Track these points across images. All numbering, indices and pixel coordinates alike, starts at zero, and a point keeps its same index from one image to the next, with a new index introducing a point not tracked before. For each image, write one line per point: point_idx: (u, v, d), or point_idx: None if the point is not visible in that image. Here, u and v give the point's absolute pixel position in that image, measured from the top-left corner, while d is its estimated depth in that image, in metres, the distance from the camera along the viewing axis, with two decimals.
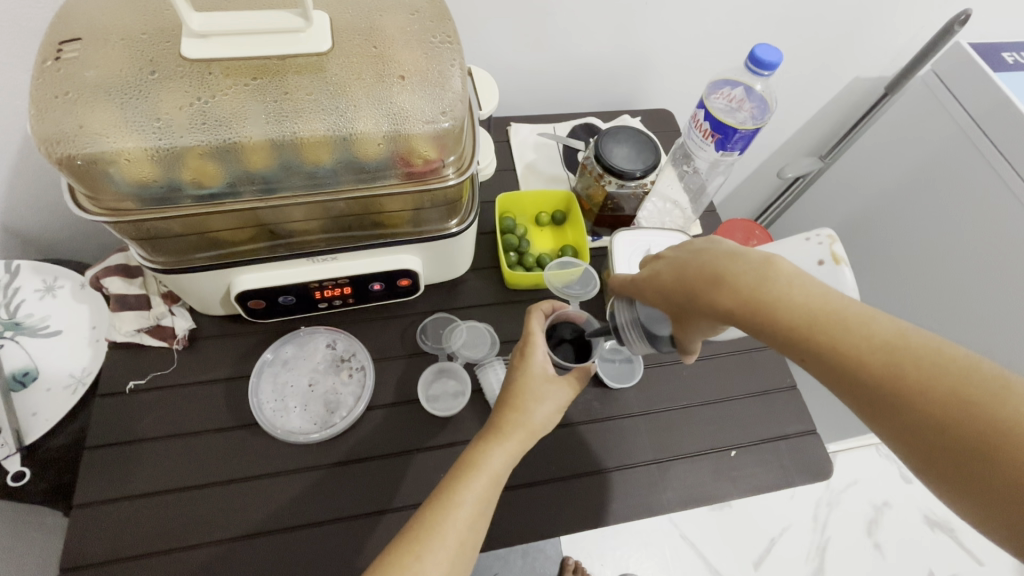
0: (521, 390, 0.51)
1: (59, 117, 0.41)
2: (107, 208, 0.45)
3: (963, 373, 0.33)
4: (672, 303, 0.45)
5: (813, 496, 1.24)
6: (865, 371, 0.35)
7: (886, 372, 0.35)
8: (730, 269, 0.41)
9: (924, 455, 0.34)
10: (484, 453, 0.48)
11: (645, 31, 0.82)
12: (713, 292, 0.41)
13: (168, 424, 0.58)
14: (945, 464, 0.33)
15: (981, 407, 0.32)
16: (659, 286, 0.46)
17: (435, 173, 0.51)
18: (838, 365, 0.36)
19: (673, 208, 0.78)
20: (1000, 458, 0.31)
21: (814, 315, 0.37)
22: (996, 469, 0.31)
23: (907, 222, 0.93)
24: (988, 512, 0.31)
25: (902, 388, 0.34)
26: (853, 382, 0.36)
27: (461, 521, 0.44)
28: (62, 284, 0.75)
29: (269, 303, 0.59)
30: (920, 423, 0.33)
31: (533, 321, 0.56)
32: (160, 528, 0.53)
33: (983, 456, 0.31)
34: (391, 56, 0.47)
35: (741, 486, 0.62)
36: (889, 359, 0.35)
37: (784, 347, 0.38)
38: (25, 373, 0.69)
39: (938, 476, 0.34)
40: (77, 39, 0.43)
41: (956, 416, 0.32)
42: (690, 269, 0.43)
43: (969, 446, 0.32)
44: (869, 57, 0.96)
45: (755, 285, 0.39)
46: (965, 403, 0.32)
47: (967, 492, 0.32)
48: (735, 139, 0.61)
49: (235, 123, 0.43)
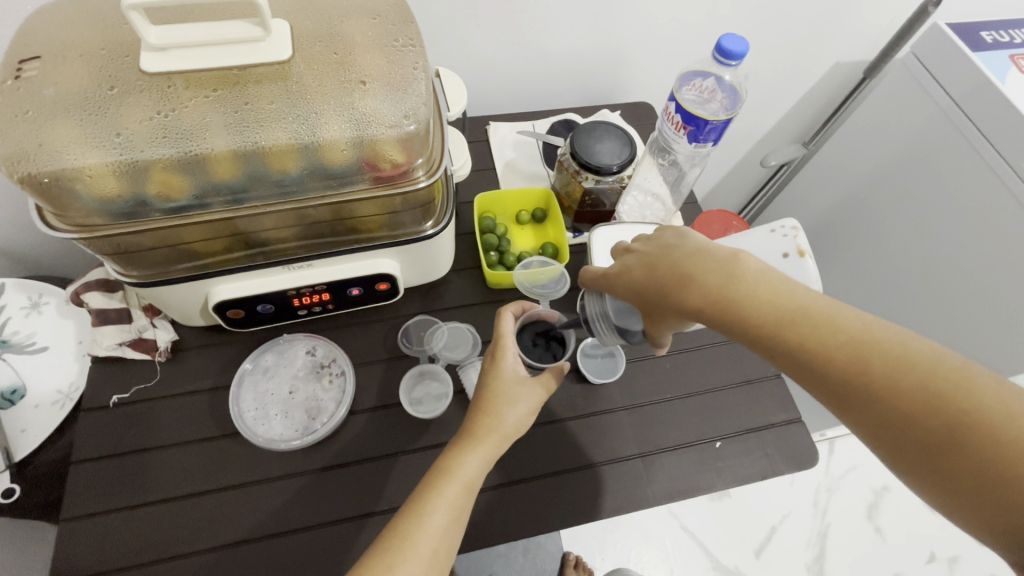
0: (492, 393, 0.52)
1: (19, 136, 0.41)
2: (75, 224, 0.45)
3: (929, 365, 0.33)
4: (643, 301, 0.45)
5: (812, 483, 1.24)
6: (833, 366, 0.35)
7: (853, 366, 0.35)
8: (698, 267, 0.41)
9: (893, 449, 0.34)
10: (458, 459, 0.48)
11: (619, 25, 0.81)
12: (681, 291, 0.41)
13: (152, 436, 0.59)
14: (913, 457, 0.33)
15: (946, 399, 0.32)
16: (630, 282, 0.46)
17: (405, 176, 0.51)
18: (807, 361, 0.36)
19: (654, 201, 0.78)
20: (967, 450, 0.31)
21: (781, 311, 0.37)
22: (963, 461, 0.31)
23: (891, 206, 0.93)
24: (957, 505, 0.32)
25: (870, 382, 0.34)
26: (822, 377, 0.36)
27: (435, 528, 0.44)
28: (47, 300, 0.75)
29: (248, 312, 0.59)
30: (887, 417, 0.34)
31: (502, 324, 0.57)
32: (146, 539, 0.53)
33: (950, 448, 0.31)
34: (353, 62, 0.47)
35: (726, 477, 0.62)
36: (856, 353, 0.35)
37: (754, 344, 0.39)
38: (12, 391, 0.70)
39: (908, 470, 0.34)
40: (36, 57, 0.43)
41: (921, 409, 0.33)
42: (660, 267, 0.43)
43: (936, 439, 0.32)
44: (849, 41, 0.95)
45: (722, 283, 0.39)
46: (932, 396, 0.32)
47: (937, 483, 0.32)
48: (707, 130, 0.61)
49: (198, 136, 0.43)
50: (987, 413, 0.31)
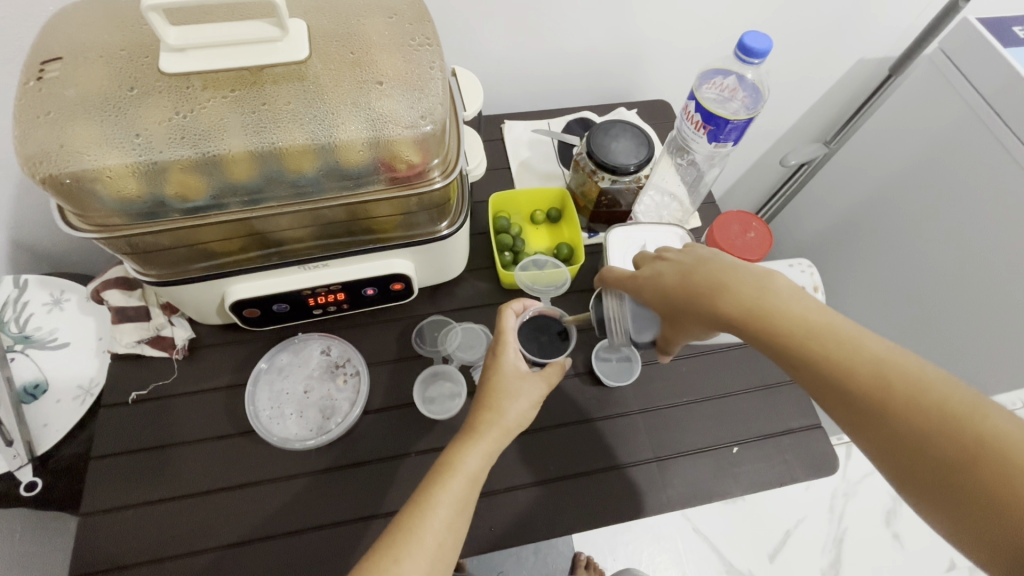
0: (496, 388, 0.52)
1: (41, 137, 0.41)
2: (95, 224, 0.46)
3: (944, 395, 0.32)
4: (670, 306, 0.45)
5: (829, 487, 1.21)
6: (854, 384, 0.34)
7: (874, 385, 0.34)
8: (733, 279, 0.41)
9: (903, 470, 0.33)
10: (460, 453, 0.48)
11: (636, 22, 0.80)
12: (716, 299, 0.40)
13: (171, 432, 0.59)
14: (926, 480, 0.32)
15: (964, 423, 0.31)
16: (660, 287, 0.46)
17: (420, 176, 0.50)
18: (830, 376, 0.35)
19: (671, 201, 0.77)
20: (980, 474, 0.30)
21: (810, 327, 0.37)
22: (978, 486, 0.30)
23: (910, 209, 0.90)
24: (965, 531, 0.30)
25: (889, 402, 0.33)
26: (843, 395, 0.35)
27: (440, 522, 0.44)
28: (69, 296, 0.77)
29: (264, 311, 0.60)
30: (905, 436, 0.33)
31: (505, 320, 0.56)
32: (165, 534, 0.54)
33: (967, 471, 0.30)
34: (370, 62, 0.47)
35: (743, 483, 0.61)
36: (878, 372, 0.34)
37: (779, 358, 0.38)
38: (35, 385, 0.71)
39: (921, 493, 0.33)
40: (58, 58, 0.44)
41: (936, 435, 0.32)
42: (696, 276, 0.43)
43: (946, 464, 0.31)
44: (872, 38, 0.93)
45: (757, 294, 0.39)
46: (948, 421, 0.32)
47: (952, 510, 0.31)
48: (727, 129, 0.59)
49: (216, 136, 0.43)
50: (1000, 442, 0.30)
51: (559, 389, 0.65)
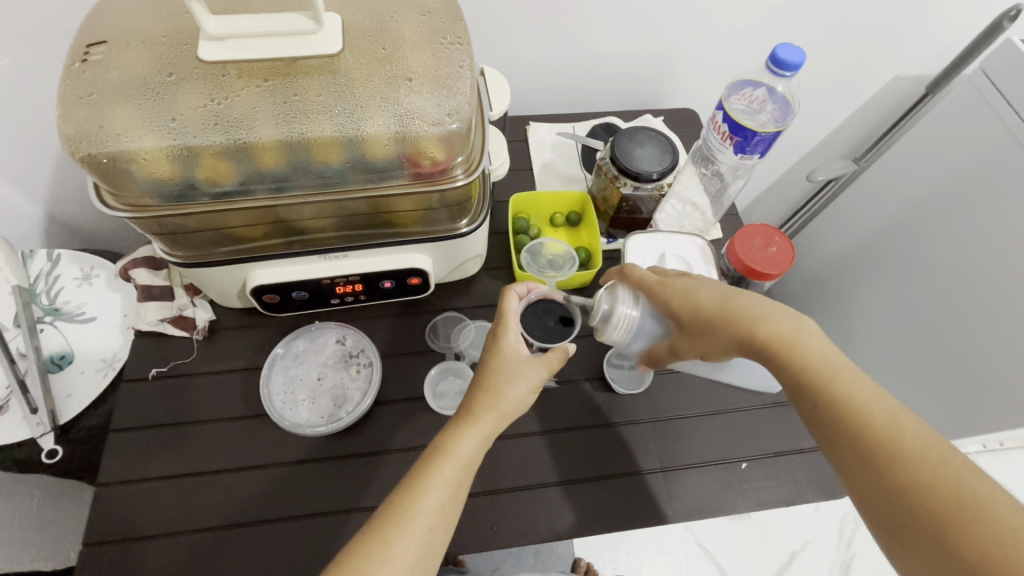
0: (493, 371, 0.52)
1: (83, 117, 0.43)
2: (129, 204, 0.47)
3: (944, 456, 0.35)
4: (700, 320, 0.48)
5: (839, 511, 1.18)
6: (868, 427, 0.38)
7: (886, 431, 0.37)
8: (771, 310, 0.45)
9: (894, 517, 0.36)
10: (455, 438, 0.48)
11: (667, 30, 0.80)
12: (754, 324, 0.45)
13: (188, 411, 0.61)
14: (918, 528, 0.34)
15: (963, 481, 0.34)
16: (693, 301, 0.49)
17: (443, 174, 0.51)
18: (847, 413, 0.39)
19: (693, 211, 0.75)
20: (974, 528, 0.32)
21: (837, 369, 0.41)
22: (970, 538, 0.32)
23: (934, 231, 0.88)
24: None
25: (899, 448, 0.36)
26: (854, 434, 0.38)
27: (431, 507, 0.44)
28: (98, 272, 0.80)
29: (283, 298, 0.61)
30: (908, 481, 0.35)
31: (507, 302, 0.55)
32: (177, 509, 0.56)
33: (962, 524, 0.33)
34: (400, 58, 0.48)
35: (750, 500, 0.61)
36: (891, 421, 0.38)
37: (804, 390, 0.42)
38: (61, 356, 0.73)
39: (911, 541, 0.34)
40: (102, 42, 0.45)
41: (931, 488, 0.34)
42: (735, 300, 0.47)
43: (937, 517, 0.34)
44: (910, 54, 0.91)
45: (794, 329, 0.44)
46: (949, 477, 0.34)
47: (941, 559, 0.33)
48: (754, 142, 0.59)
49: (247, 124, 0.44)
50: (994, 502, 0.33)
51: (570, 393, 0.65)
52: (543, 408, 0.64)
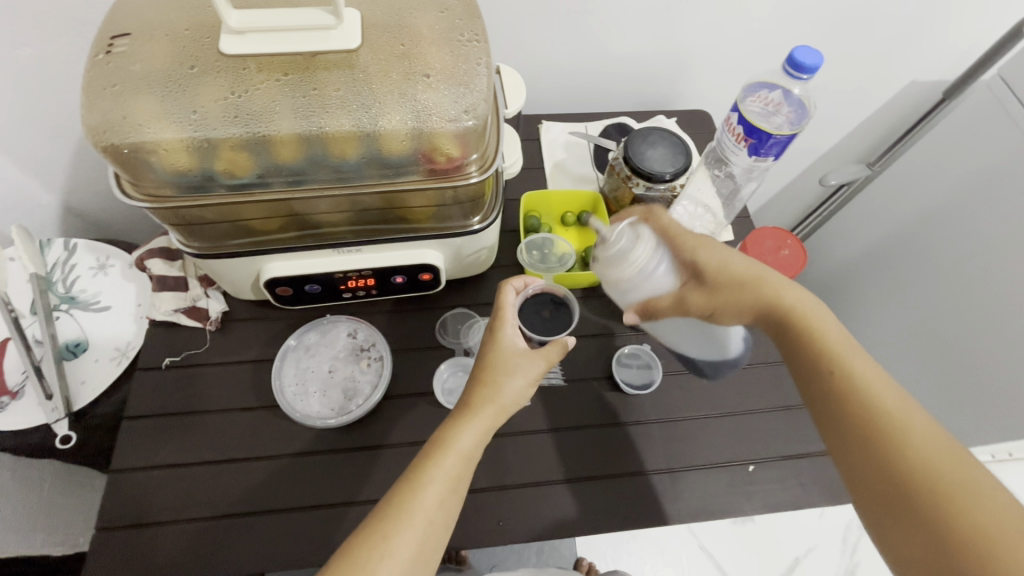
0: (491, 365, 0.52)
1: (106, 108, 0.44)
2: (148, 194, 0.48)
3: (940, 435, 0.40)
4: (733, 281, 0.51)
5: (844, 517, 1.17)
6: (881, 401, 0.42)
7: (895, 406, 0.42)
8: (799, 292, 0.50)
9: (893, 479, 0.40)
10: (454, 432, 0.48)
11: (682, 32, 0.80)
12: (784, 302, 0.49)
13: (200, 400, 0.62)
14: (916, 489, 0.38)
15: (955, 457, 0.39)
16: (726, 261, 0.52)
17: (458, 170, 0.51)
18: (861, 387, 0.43)
19: (705, 212, 0.74)
20: (966, 495, 0.37)
21: (851, 351, 0.46)
22: (962, 502, 0.37)
23: (947, 238, 0.87)
24: (943, 535, 0.36)
25: (903, 423, 0.41)
26: (867, 405, 0.42)
27: (431, 500, 0.45)
28: (113, 262, 0.81)
29: (296, 291, 0.61)
30: (912, 450, 0.40)
31: (504, 296, 0.55)
32: (188, 496, 0.56)
33: (956, 490, 0.37)
34: (418, 55, 0.48)
35: (756, 502, 0.61)
36: (896, 400, 0.42)
37: (821, 363, 0.46)
38: (76, 344, 0.74)
39: (907, 501, 0.39)
40: (126, 34, 0.46)
41: (931, 463, 0.39)
42: (767, 276, 0.51)
43: (935, 482, 0.38)
44: (926, 59, 0.90)
45: (816, 313, 0.49)
46: (944, 452, 0.39)
47: (934, 516, 0.37)
48: (769, 144, 0.59)
49: (266, 117, 0.45)
50: (980, 476, 0.38)
51: (578, 392, 0.65)
52: (551, 406, 0.64)
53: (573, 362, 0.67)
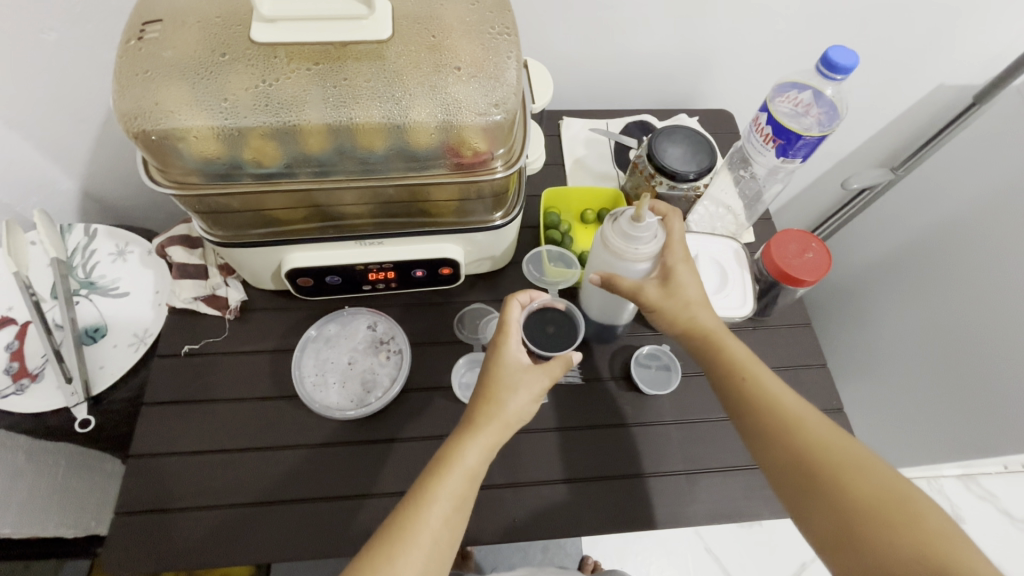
0: (497, 380, 0.51)
1: (137, 94, 0.43)
2: (174, 181, 0.48)
3: (829, 427, 0.47)
4: (682, 297, 0.55)
5: None
6: (777, 409, 0.49)
7: (789, 411, 0.48)
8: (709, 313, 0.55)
9: (804, 478, 0.45)
10: (459, 448, 0.48)
11: (707, 30, 0.79)
12: (698, 320, 0.55)
13: (219, 389, 0.62)
14: (819, 484, 0.45)
15: (843, 444, 0.46)
16: (690, 281, 0.55)
17: (484, 165, 0.51)
18: (760, 396, 0.50)
19: (726, 213, 0.76)
20: (857, 479, 0.44)
21: (746, 362, 0.52)
22: (855, 486, 0.43)
23: (968, 245, 0.86)
24: (849, 520, 0.42)
25: (799, 425, 0.47)
26: (768, 414, 0.49)
27: (436, 519, 0.45)
28: (132, 249, 0.81)
29: (316, 282, 0.61)
30: (810, 449, 0.46)
31: (509, 311, 0.56)
32: (208, 483, 0.57)
33: (849, 476, 0.44)
34: (448, 46, 0.48)
35: (774, 507, 0.60)
36: (787, 403, 0.49)
37: (728, 379, 0.52)
38: (95, 329, 0.75)
39: (817, 495, 0.44)
40: (158, 20, 0.46)
41: (827, 457, 0.45)
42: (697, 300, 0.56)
43: (832, 473, 0.44)
44: (954, 63, 0.89)
45: (718, 329, 0.55)
46: (835, 442, 0.46)
47: (839, 505, 0.43)
48: (798, 145, 0.58)
49: (296, 107, 0.45)
50: (865, 456, 0.45)
51: (595, 390, 0.65)
52: (568, 404, 0.64)
53: (590, 361, 0.67)
